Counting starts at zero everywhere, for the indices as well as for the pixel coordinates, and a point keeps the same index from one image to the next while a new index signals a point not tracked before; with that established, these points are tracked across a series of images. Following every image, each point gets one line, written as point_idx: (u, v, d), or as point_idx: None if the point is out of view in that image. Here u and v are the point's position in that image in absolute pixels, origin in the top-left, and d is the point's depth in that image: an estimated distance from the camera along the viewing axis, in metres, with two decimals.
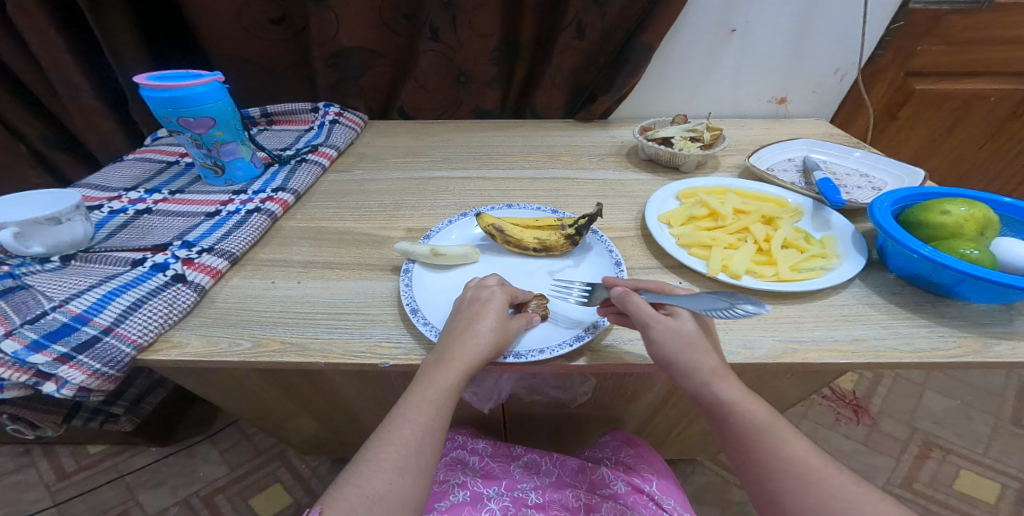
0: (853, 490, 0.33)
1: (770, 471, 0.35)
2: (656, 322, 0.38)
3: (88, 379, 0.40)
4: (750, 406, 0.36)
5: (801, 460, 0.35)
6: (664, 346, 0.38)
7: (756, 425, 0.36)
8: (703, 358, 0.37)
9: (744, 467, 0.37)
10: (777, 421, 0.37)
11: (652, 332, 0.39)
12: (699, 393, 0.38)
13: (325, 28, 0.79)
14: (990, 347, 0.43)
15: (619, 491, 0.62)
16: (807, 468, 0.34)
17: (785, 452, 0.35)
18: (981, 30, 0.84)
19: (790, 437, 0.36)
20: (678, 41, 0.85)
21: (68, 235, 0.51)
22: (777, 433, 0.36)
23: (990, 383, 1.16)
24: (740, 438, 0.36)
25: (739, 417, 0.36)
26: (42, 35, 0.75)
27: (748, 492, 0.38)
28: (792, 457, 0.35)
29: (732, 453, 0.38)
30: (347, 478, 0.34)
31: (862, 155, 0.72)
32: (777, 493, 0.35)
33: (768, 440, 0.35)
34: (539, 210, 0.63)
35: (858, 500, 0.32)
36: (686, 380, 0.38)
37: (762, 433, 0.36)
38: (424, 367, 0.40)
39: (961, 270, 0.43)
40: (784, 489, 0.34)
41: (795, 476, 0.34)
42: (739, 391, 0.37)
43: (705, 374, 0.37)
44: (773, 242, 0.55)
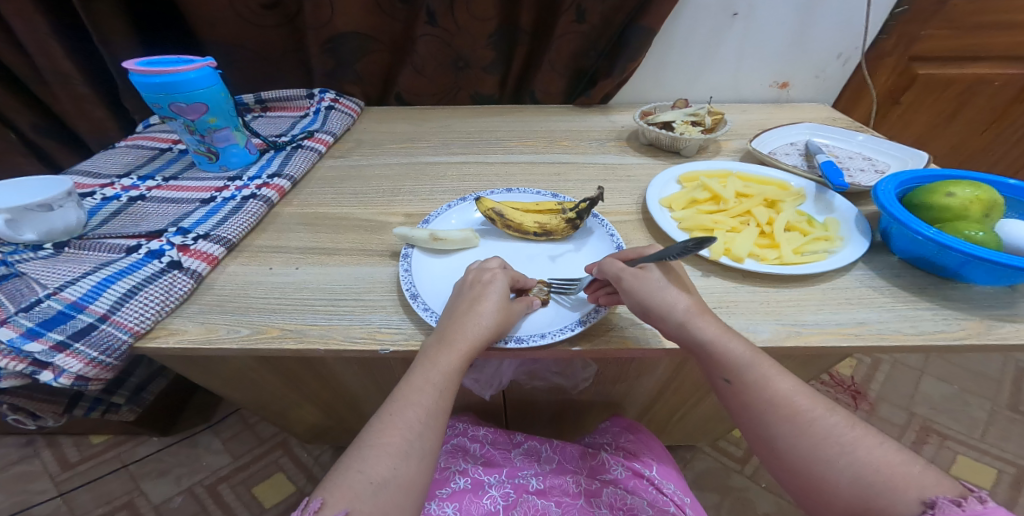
0: (847, 432, 0.33)
1: (759, 411, 0.35)
2: (626, 273, 0.41)
3: (85, 367, 0.40)
4: (729, 342, 0.37)
5: (786, 399, 0.35)
6: (638, 294, 0.40)
7: (738, 364, 0.36)
8: (675, 298, 0.39)
9: (735, 409, 0.38)
10: (758, 358, 0.37)
11: (625, 284, 0.41)
12: (680, 335, 0.39)
13: (320, 12, 0.77)
14: (994, 330, 0.43)
15: (619, 477, 0.62)
16: (794, 407, 0.34)
17: (770, 391, 0.35)
18: (987, 13, 0.83)
19: (774, 375, 0.36)
20: (680, 23, 0.83)
21: (60, 222, 0.51)
22: (759, 370, 0.36)
23: (987, 368, 1.16)
24: (726, 380, 0.37)
25: (722, 358, 0.37)
26: (28, 22, 0.73)
27: (744, 433, 0.38)
28: (778, 396, 0.35)
29: (722, 397, 0.39)
30: (349, 463, 0.33)
31: (865, 138, 0.71)
32: (770, 435, 0.35)
33: (752, 380, 0.36)
34: (539, 194, 0.62)
35: (851, 442, 0.32)
36: (664, 323, 0.39)
37: (744, 371, 0.36)
38: (426, 351, 0.40)
39: (967, 252, 0.42)
40: (775, 431, 0.34)
41: (783, 417, 0.34)
42: (717, 328, 0.38)
43: (681, 313, 0.39)
44: (775, 225, 0.54)
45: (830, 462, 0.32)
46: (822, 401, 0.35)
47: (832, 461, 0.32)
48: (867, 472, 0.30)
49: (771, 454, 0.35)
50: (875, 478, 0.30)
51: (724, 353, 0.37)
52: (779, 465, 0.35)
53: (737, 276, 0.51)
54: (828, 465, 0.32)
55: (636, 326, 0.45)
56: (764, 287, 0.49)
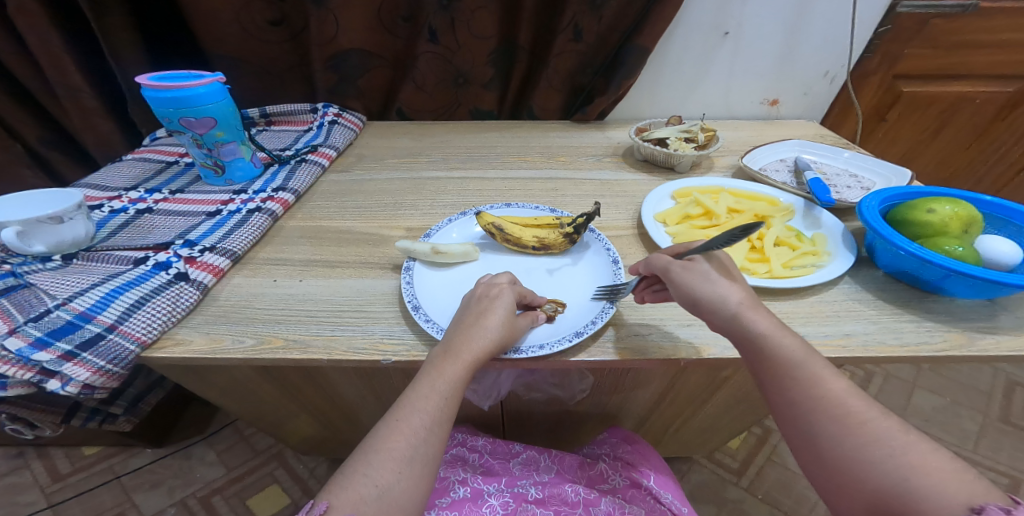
0: (898, 436, 0.33)
1: (807, 410, 0.36)
2: (675, 265, 0.42)
3: (92, 376, 0.40)
4: (783, 339, 0.38)
5: (838, 399, 0.35)
6: (688, 287, 0.41)
7: (792, 361, 0.37)
8: (729, 291, 0.40)
9: (779, 407, 0.38)
10: (812, 358, 0.37)
11: (674, 277, 0.42)
12: (732, 327, 0.39)
13: (325, 29, 0.80)
14: (975, 341, 0.45)
15: (618, 486, 0.65)
16: (846, 409, 0.35)
17: (822, 390, 0.36)
18: (967, 34, 0.86)
19: (828, 376, 0.36)
20: (673, 43, 0.87)
21: (70, 235, 0.52)
22: (813, 370, 0.36)
23: (977, 380, 1.18)
24: (775, 375, 0.37)
25: (774, 354, 0.37)
26: (41, 35, 0.75)
27: (782, 429, 0.39)
28: (830, 396, 0.35)
29: (762, 392, 0.39)
30: (355, 468, 0.34)
31: (852, 155, 0.74)
32: (814, 434, 0.35)
33: (805, 377, 0.36)
34: (537, 209, 0.64)
35: (901, 446, 0.32)
36: (714, 316, 0.40)
37: (797, 368, 0.36)
38: (431, 360, 0.41)
39: (948, 266, 0.44)
40: (821, 429, 0.35)
41: (833, 417, 0.35)
42: (771, 323, 0.38)
43: (735, 305, 0.39)
44: (766, 240, 0.56)
45: (877, 463, 0.32)
46: (875, 406, 0.35)
47: (878, 462, 0.32)
48: (914, 475, 0.30)
49: (808, 450, 0.36)
50: (923, 482, 0.30)
51: (778, 348, 0.37)
52: (816, 462, 0.35)
53: None
54: (874, 467, 0.32)
55: (632, 337, 0.47)
56: None
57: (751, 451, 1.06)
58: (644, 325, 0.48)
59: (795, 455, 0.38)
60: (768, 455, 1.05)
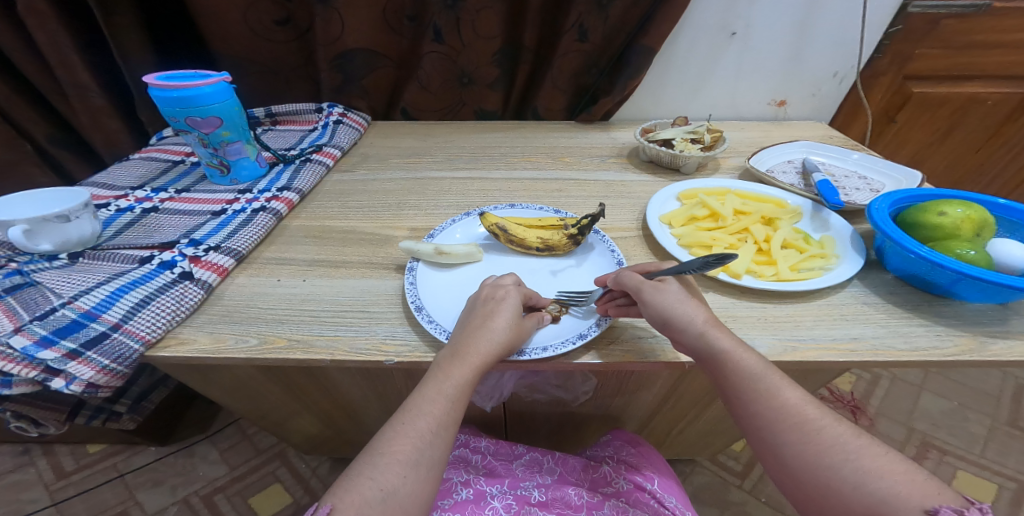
0: (853, 441, 0.34)
1: (768, 422, 0.36)
2: (646, 285, 0.42)
3: (96, 375, 0.40)
4: (741, 354, 0.38)
5: (796, 409, 0.35)
6: (657, 306, 0.41)
7: (751, 374, 0.37)
8: (694, 312, 0.40)
9: (744, 422, 0.38)
10: (769, 371, 0.38)
11: (646, 296, 0.42)
12: (697, 346, 0.39)
13: (330, 29, 0.80)
14: (987, 346, 0.44)
15: (622, 489, 0.63)
16: (804, 417, 0.35)
17: (780, 401, 0.36)
18: (979, 34, 0.85)
19: (784, 386, 0.37)
20: (679, 42, 0.86)
21: (76, 233, 0.52)
22: (770, 381, 0.37)
23: (986, 385, 1.17)
24: (737, 390, 0.37)
25: (735, 369, 0.37)
26: (50, 36, 0.75)
27: (750, 444, 0.39)
28: (788, 406, 0.36)
29: (726, 406, 0.39)
30: (361, 470, 0.34)
31: (861, 157, 0.73)
32: (777, 446, 0.35)
33: (763, 390, 0.36)
34: (541, 210, 0.64)
35: (856, 450, 0.33)
36: (681, 334, 0.40)
37: (756, 381, 0.37)
38: (438, 362, 0.41)
39: (959, 270, 0.44)
40: (783, 440, 0.35)
41: (793, 426, 0.35)
42: (733, 340, 0.39)
43: (701, 324, 0.39)
44: (773, 242, 0.55)
45: (835, 468, 0.32)
46: (828, 413, 0.36)
47: (836, 468, 0.32)
48: (871, 479, 0.31)
49: (773, 459, 0.36)
50: (879, 485, 0.30)
51: (738, 363, 0.37)
52: (782, 471, 0.35)
53: (735, 292, 0.52)
54: (833, 473, 0.32)
55: (637, 339, 0.46)
56: (762, 304, 0.50)
57: (755, 454, 1.05)
58: (646, 327, 0.48)
59: (767, 470, 0.37)
60: None
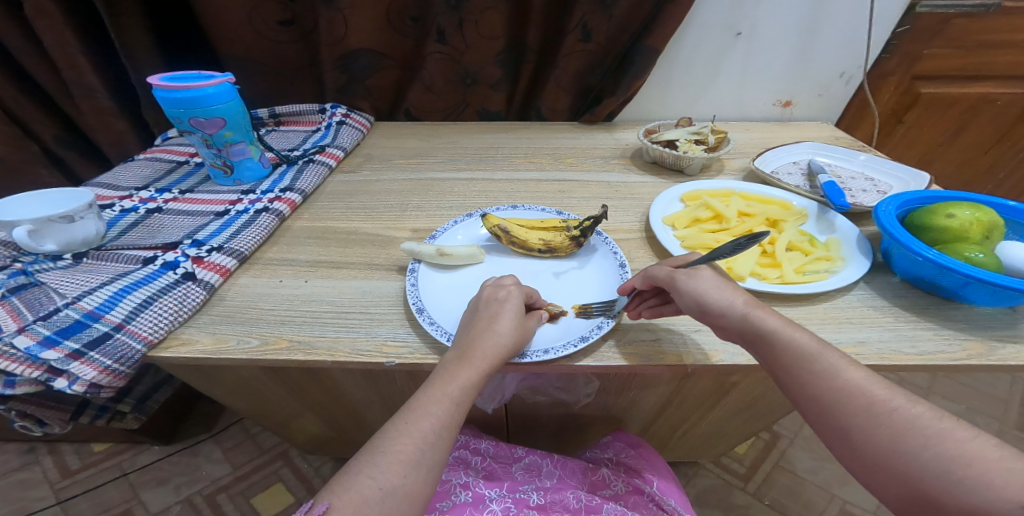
0: (933, 424, 0.31)
1: (832, 404, 0.35)
2: (679, 273, 0.43)
3: (99, 375, 0.40)
4: (794, 335, 0.38)
5: (862, 389, 0.34)
6: (691, 293, 0.42)
7: (806, 354, 0.37)
8: (732, 296, 0.41)
9: (805, 406, 0.37)
10: (828, 352, 0.37)
11: (681, 284, 0.42)
12: (742, 327, 0.39)
13: (334, 29, 0.80)
14: (995, 351, 0.43)
15: (619, 492, 0.64)
16: (871, 398, 0.34)
17: (841, 381, 0.35)
18: (990, 33, 0.84)
19: (844, 365, 0.36)
20: (684, 42, 0.85)
21: (80, 234, 0.52)
22: (828, 361, 0.36)
23: (994, 388, 1.15)
24: (790, 372, 0.37)
25: (789, 350, 0.37)
26: (58, 36, 0.76)
27: (815, 430, 0.37)
28: (851, 385, 0.34)
29: (786, 393, 0.38)
30: (361, 469, 0.33)
31: (868, 158, 0.72)
32: (847, 430, 0.34)
33: (820, 370, 0.36)
34: (544, 211, 0.63)
35: (937, 434, 0.31)
36: (723, 319, 0.40)
37: (811, 362, 0.36)
38: (443, 364, 0.40)
39: (967, 274, 0.43)
40: (851, 422, 0.34)
41: (858, 408, 0.34)
42: (780, 321, 0.39)
43: (740, 307, 0.40)
44: (778, 245, 0.55)
45: (914, 454, 0.31)
46: (902, 392, 0.34)
47: (914, 453, 0.31)
48: (955, 467, 0.29)
49: (843, 445, 0.35)
50: (966, 473, 0.28)
51: (789, 343, 0.37)
52: (850, 453, 0.34)
53: None
54: (911, 457, 0.31)
55: (638, 342, 0.46)
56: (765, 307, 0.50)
57: (758, 456, 1.04)
58: (649, 330, 0.47)
59: (838, 458, 0.36)
60: (776, 460, 1.03)
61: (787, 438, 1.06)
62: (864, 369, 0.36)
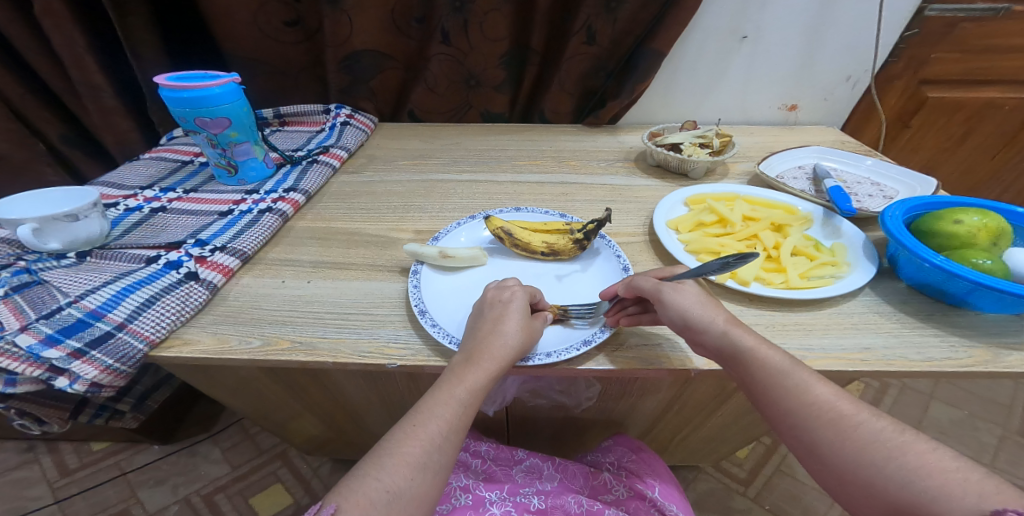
0: (896, 437, 0.31)
1: (801, 419, 0.35)
2: (665, 287, 0.43)
3: (101, 374, 0.41)
4: (766, 351, 0.38)
5: (829, 404, 0.34)
6: (677, 307, 0.41)
7: (776, 371, 0.37)
8: (712, 312, 0.41)
9: (777, 421, 0.37)
10: (798, 368, 0.37)
11: (666, 298, 0.42)
12: (720, 345, 0.39)
13: (339, 30, 0.80)
14: (1002, 358, 0.43)
15: (620, 497, 0.63)
16: (838, 412, 0.34)
17: (811, 397, 0.35)
18: (997, 38, 0.83)
19: (813, 381, 0.36)
20: (689, 45, 0.85)
21: (84, 233, 0.52)
22: (797, 377, 0.36)
23: (998, 394, 1.14)
24: (763, 389, 0.37)
25: (761, 366, 0.37)
26: (64, 35, 0.76)
27: (788, 446, 0.37)
28: (819, 401, 0.35)
29: (760, 408, 0.38)
30: (366, 471, 0.33)
31: (874, 163, 0.72)
32: (816, 444, 0.34)
33: (791, 386, 0.36)
34: (547, 214, 0.63)
35: (900, 446, 0.31)
36: (704, 335, 0.40)
37: (783, 378, 0.36)
38: (451, 367, 0.40)
39: (974, 280, 0.42)
40: (820, 437, 0.34)
41: (826, 423, 0.34)
42: (754, 338, 0.39)
43: (721, 323, 0.40)
44: (783, 249, 0.54)
45: (877, 467, 0.31)
46: (867, 407, 0.34)
47: (879, 466, 0.30)
48: (917, 477, 0.29)
49: (814, 460, 0.34)
50: (927, 483, 0.28)
51: (762, 359, 0.38)
52: (822, 469, 0.34)
53: (743, 299, 0.51)
54: (876, 471, 0.30)
55: (641, 346, 0.46)
56: (770, 311, 0.49)
57: (759, 461, 1.03)
58: (652, 334, 0.47)
59: (810, 473, 0.36)
60: (777, 465, 1.02)
61: None
62: (832, 384, 0.37)
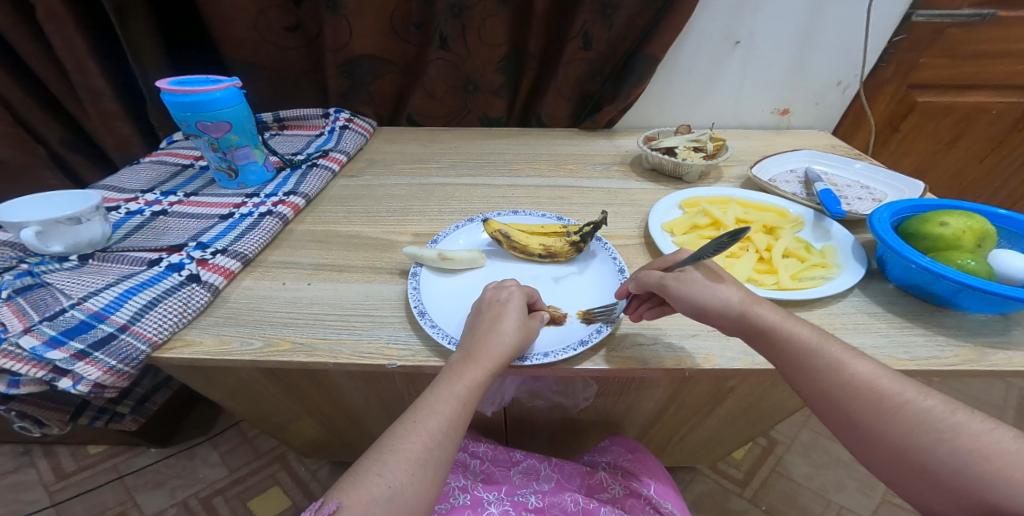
0: (946, 417, 0.34)
1: (840, 398, 0.36)
2: (669, 279, 0.42)
3: (104, 376, 0.41)
4: (796, 330, 0.39)
5: (869, 383, 0.36)
6: (688, 297, 0.41)
7: (810, 351, 0.38)
8: (732, 294, 0.41)
9: (812, 398, 0.39)
10: (833, 347, 0.38)
11: (671, 291, 0.42)
12: (747, 326, 0.40)
13: (339, 36, 0.81)
14: (987, 356, 0.44)
15: (616, 495, 0.64)
16: (879, 392, 0.36)
17: (849, 376, 0.37)
18: (983, 43, 0.85)
19: (851, 360, 0.37)
20: (684, 50, 0.87)
21: (86, 235, 0.53)
22: (834, 357, 0.37)
23: (989, 394, 1.16)
24: (798, 369, 0.38)
25: (792, 346, 0.38)
26: (67, 40, 0.77)
27: (824, 419, 0.40)
28: (858, 379, 0.36)
29: (792, 385, 0.40)
30: (369, 468, 0.34)
31: (863, 167, 0.73)
32: (858, 422, 0.36)
33: (827, 366, 0.37)
34: (544, 217, 0.64)
35: (950, 428, 0.33)
36: (722, 319, 0.41)
37: (818, 359, 0.38)
38: (450, 365, 0.41)
39: (960, 281, 0.44)
40: (862, 416, 0.36)
41: (867, 402, 0.35)
42: (781, 316, 0.40)
43: (739, 305, 0.41)
44: (774, 251, 0.56)
45: (930, 449, 0.33)
46: (910, 384, 0.36)
47: (930, 448, 0.33)
48: (972, 461, 0.31)
49: (854, 435, 0.37)
50: (983, 467, 0.31)
51: (794, 341, 0.39)
52: (862, 443, 0.37)
53: None
54: (926, 452, 0.33)
55: (635, 347, 0.46)
56: None
57: (755, 461, 1.04)
58: (647, 335, 0.48)
59: (845, 444, 0.39)
60: (773, 465, 1.03)
61: (784, 443, 1.07)
62: (871, 361, 0.38)
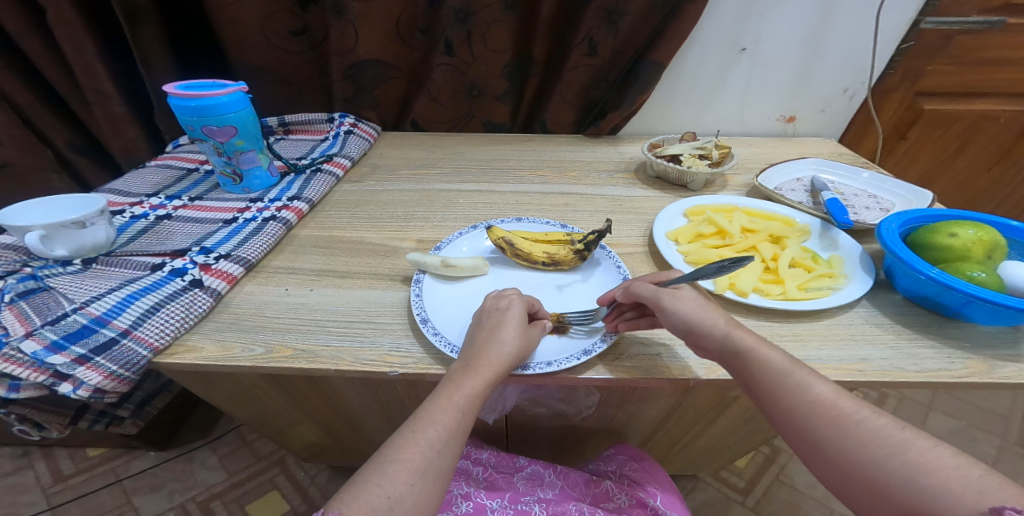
0: (896, 434, 0.32)
1: (803, 417, 0.35)
2: (665, 294, 0.43)
3: (104, 381, 0.41)
4: (766, 350, 0.39)
5: (831, 401, 0.35)
6: (679, 313, 0.42)
7: (776, 369, 0.38)
8: (710, 315, 0.42)
9: (779, 420, 0.37)
10: (798, 367, 0.38)
11: (666, 304, 0.42)
12: (720, 345, 0.40)
13: (345, 41, 0.81)
14: (998, 369, 0.43)
15: (622, 505, 0.63)
16: (840, 409, 0.34)
17: (812, 394, 0.36)
18: (991, 51, 0.85)
19: (814, 379, 0.37)
20: (689, 57, 0.86)
21: (91, 239, 0.53)
22: (799, 376, 0.37)
23: (997, 405, 1.14)
24: (764, 388, 0.38)
25: (760, 364, 0.38)
26: (75, 43, 0.78)
27: (791, 445, 0.38)
28: (822, 398, 0.35)
29: (762, 409, 0.39)
30: (369, 477, 0.34)
31: (871, 176, 0.73)
32: (819, 442, 0.34)
33: (791, 384, 0.37)
34: (548, 224, 0.64)
35: (901, 443, 0.31)
36: (704, 339, 0.41)
37: (784, 377, 0.37)
38: (450, 374, 0.41)
39: (969, 292, 0.43)
40: (822, 435, 0.34)
41: (828, 420, 0.34)
42: (754, 338, 0.40)
43: (721, 326, 0.41)
44: (780, 261, 0.55)
45: (880, 464, 0.31)
46: (867, 405, 0.35)
47: (881, 463, 0.31)
48: (918, 474, 0.29)
49: (818, 458, 0.35)
50: (928, 480, 0.29)
51: (762, 359, 0.38)
52: (825, 466, 0.35)
53: (741, 309, 0.51)
54: (877, 467, 0.31)
55: (640, 356, 0.46)
56: (767, 322, 0.50)
57: (759, 471, 1.03)
58: (652, 344, 0.48)
59: (814, 472, 0.36)
60: (777, 475, 1.02)
61: (788, 453, 1.05)
62: (833, 384, 0.37)
